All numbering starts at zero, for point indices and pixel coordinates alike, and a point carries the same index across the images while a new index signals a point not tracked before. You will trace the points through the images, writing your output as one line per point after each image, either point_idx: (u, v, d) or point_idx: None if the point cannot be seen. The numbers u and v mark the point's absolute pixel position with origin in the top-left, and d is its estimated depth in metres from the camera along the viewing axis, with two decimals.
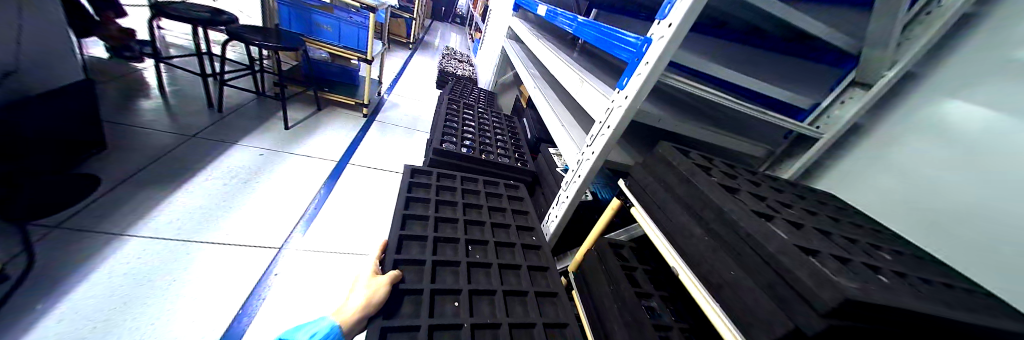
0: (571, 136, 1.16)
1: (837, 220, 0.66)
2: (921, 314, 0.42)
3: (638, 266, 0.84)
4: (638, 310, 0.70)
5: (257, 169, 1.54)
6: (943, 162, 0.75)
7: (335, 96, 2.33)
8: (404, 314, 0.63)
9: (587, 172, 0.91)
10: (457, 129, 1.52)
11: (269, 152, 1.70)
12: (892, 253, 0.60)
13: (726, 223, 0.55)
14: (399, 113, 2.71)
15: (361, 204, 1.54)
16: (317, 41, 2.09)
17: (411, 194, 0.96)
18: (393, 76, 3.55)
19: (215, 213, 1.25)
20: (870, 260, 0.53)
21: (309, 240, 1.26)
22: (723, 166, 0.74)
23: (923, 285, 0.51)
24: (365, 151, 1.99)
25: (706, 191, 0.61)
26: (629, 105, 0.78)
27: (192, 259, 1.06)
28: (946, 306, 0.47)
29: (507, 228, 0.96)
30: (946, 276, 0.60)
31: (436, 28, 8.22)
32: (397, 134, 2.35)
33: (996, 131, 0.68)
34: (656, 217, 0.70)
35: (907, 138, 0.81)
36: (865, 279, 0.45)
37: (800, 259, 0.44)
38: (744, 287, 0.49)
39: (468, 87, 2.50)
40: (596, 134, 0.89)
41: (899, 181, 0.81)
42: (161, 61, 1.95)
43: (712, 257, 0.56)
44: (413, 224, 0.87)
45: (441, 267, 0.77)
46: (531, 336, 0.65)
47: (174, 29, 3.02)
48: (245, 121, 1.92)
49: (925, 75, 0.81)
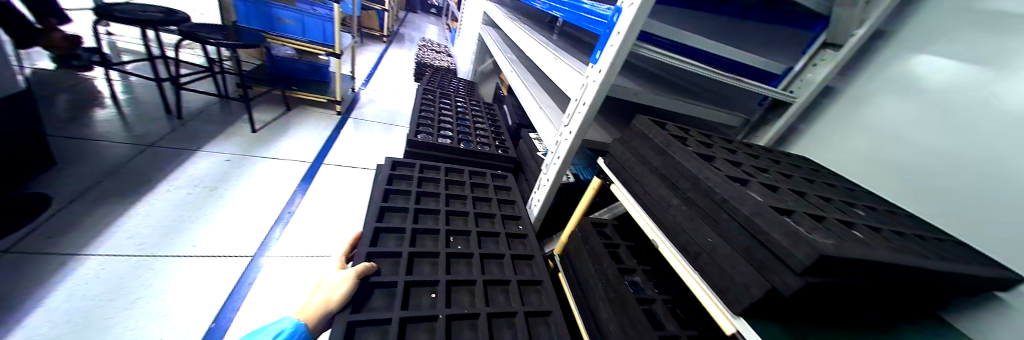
0: (550, 118, 1.13)
1: (812, 181, 0.66)
2: (894, 266, 0.42)
3: (621, 243, 0.83)
4: (622, 284, 0.68)
5: (225, 176, 1.46)
6: (912, 117, 0.75)
7: (305, 95, 2.22)
8: (375, 307, 0.60)
9: (566, 153, 0.88)
10: (434, 119, 1.47)
11: (237, 156, 1.61)
12: (865, 209, 0.60)
13: (703, 192, 0.54)
14: (375, 108, 2.62)
15: (338, 204, 1.48)
16: (279, 37, 2.01)
17: (391, 186, 0.92)
18: (367, 71, 3.43)
19: (180, 224, 1.17)
20: (844, 217, 0.52)
21: (283, 245, 1.20)
22: (698, 135, 0.72)
23: (897, 238, 0.51)
24: (342, 150, 1.92)
25: (682, 161, 0.59)
26: (602, 79, 0.75)
27: (157, 272, 1.00)
28: (919, 257, 0.48)
29: (492, 218, 0.93)
30: (918, 228, 0.60)
31: (411, 20, 7.97)
32: (375, 131, 2.28)
33: (965, 81, 0.68)
34: (634, 191, 0.69)
35: (878, 95, 0.81)
36: (841, 236, 0.44)
37: (775, 219, 0.43)
38: (721, 253, 0.49)
39: (446, 77, 2.43)
40: (573, 113, 0.86)
41: (870, 140, 0.82)
42: (112, 68, 1.78)
43: (690, 227, 0.55)
44: (392, 217, 0.83)
45: (420, 259, 0.73)
46: (512, 325, 0.64)
47: (126, 33, 2.81)
48: (209, 126, 1.81)
49: (894, 33, 0.81)
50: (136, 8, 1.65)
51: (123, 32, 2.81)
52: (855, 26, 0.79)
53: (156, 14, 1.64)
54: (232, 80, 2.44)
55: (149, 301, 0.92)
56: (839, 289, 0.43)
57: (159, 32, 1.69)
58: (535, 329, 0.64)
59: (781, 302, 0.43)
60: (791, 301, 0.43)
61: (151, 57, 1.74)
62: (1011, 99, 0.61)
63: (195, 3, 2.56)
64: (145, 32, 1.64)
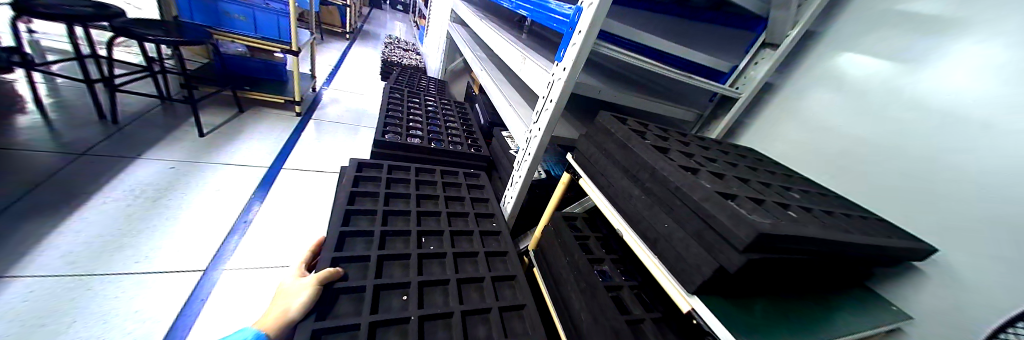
0: (519, 116, 1.14)
1: (756, 169, 0.72)
2: (822, 240, 0.47)
3: (590, 235, 0.87)
4: (591, 274, 0.71)
5: (170, 184, 1.33)
6: (838, 109, 0.85)
7: (260, 95, 2.08)
8: (344, 313, 0.58)
9: (535, 149, 0.90)
10: (402, 119, 1.43)
11: (183, 163, 1.48)
12: (800, 192, 0.67)
13: (659, 181, 0.57)
14: (338, 109, 2.50)
15: (302, 211, 1.41)
16: (226, 33, 1.86)
17: (357, 189, 0.89)
18: (329, 70, 3.27)
19: (118, 240, 1.06)
20: (782, 199, 0.58)
21: (240, 256, 1.12)
22: (656, 130, 0.77)
23: (826, 217, 0.58)
24: (303, 154, 1.82)
25: (641, 153, 0.62)
26: (567, 77, 0.77)
27: (93, 293, 0.90)
28: (844, 232, 0.54)
29: (465, 217, 0.93)
30: (845, 208, 0.68)
31: (376, 17, 7.68)
32: (341, 133, 2.18)
33: (879, 78, 0.79)
34: (599, 183, 0.72)
35: (811, 90, 0.91)
36: (777, 216, 0.49)
37: (721, 203, 0.47)
38: (677, 238, 0.52)
39: (415, 76, 2.37)
40: (540, 109, 0.88)
41: (805, 130, 0.91)
42: (36, 69, 1.57)
43: (649, 215, 0.58)
44: (359, 220, 0.81)
45: (390, 261, 0.72)
46: (487, 322, 0.64)
47: (45, 29, 2.48)
48: (149, 131, 1.64)
49: (822, 33, 0.91)
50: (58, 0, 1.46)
51: (40, 26, 2.48)
52: (789, 28, 0.87)
53: (84, 8, 1.47)
54: (175, 81, 2.23)
55: (86, 324, 0.83)
56: (779, 264, 0.48)
57: (89, 29, 1.51)
58: (510, 323, 0.65)
59: (729, 279, 0.47)
60: (737, 277, 0.47)
61: (78, 56, 1.55)
62: (914, 93, 0.72)
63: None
64: (72, 28, 1.46)
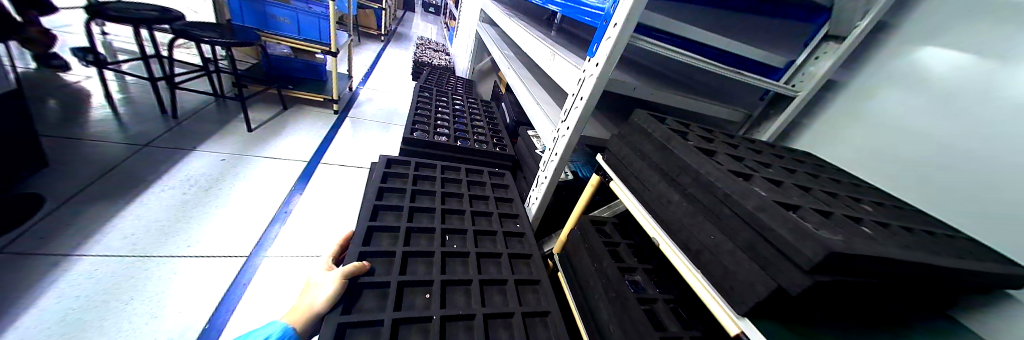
0: (547, 114, 1.11)
1: (817, 176, 0.64)
2: (906, 263, 0.40)
3: (620, 241, 0.81)
4: (622, 284, 0.66)
5: (219, 175, 1.44)
6: (917, 111, 0.73)
7: (300, 93, 2.20)
8: (367, 309, 0.58)
9: (564, 149, 0.86)
10: (430, 117, 1.45)
11: (232, 156, 1.59)
12: (872, 204, 0.58)
13: (704, 187, 0.52)
14: (372, 107, 2.60)
15: (334, 204, 1.46)
16: (274, 35, 1.98)
17: (385, 184, 0.90)
18: (364, 70, 3.40)
19: (174, 225, 1.15)
20: (852, 212, 0.50)
21: (278, 245, 1.18)
22: (700, 130, 0.70)
23: (906, 234, 0.49)
24: (337, 150, 1.89)
25: (682, 156, 0.57)
26: (600, 73, 0.73)
27: (150, 273, 0.98)
28: (931, 254, 0.46)
29: (489, 217, 0.91)
30: (927, 224, 0.58)
31: (409, 19, 7.94)
32: (373, 130, 2.26)
33: (971, 75, 0.66)
34: (633, 187, 0.67)
35: (881, 88, 0.80)
36: (849, 231, 0.42)
37: (781, 214, 0.41)
38: (725, 251, 0.47)
39: (444, 75, 2.41)
40: (570, 107, 0.84)
41: (875, 135, 0.80)
42: (107, 68, 1.75)
43: (692, 223, 0.53)
44: (386, 216, 0.82)
45: (414, 258, 0.72)
46: (509, 326, 0.62)
47: (121, 33, 2.78)
48: (204, 126, 1.79)
49: (896, 24, 0.79)
50: (129, 7, 1.62)
51: (118, 32, 2.78)
52: (859, 18, 0.77)
53: (150, 13, 1.61)
54: (227, 80, 2.42)
55: (142, 302, 0.90)
56: (849, 287, 0.41)
57: (154, 32, 1.66)
58: (533, 330, 0.63)
59: (786, 302, 0.41)
60: (798, 300, 0.41)
61: (145, 57, 1.71)
62: (1019, 93, 0.60)
63: (189, 1, 2.52)
64: (138, 31, 1.60)
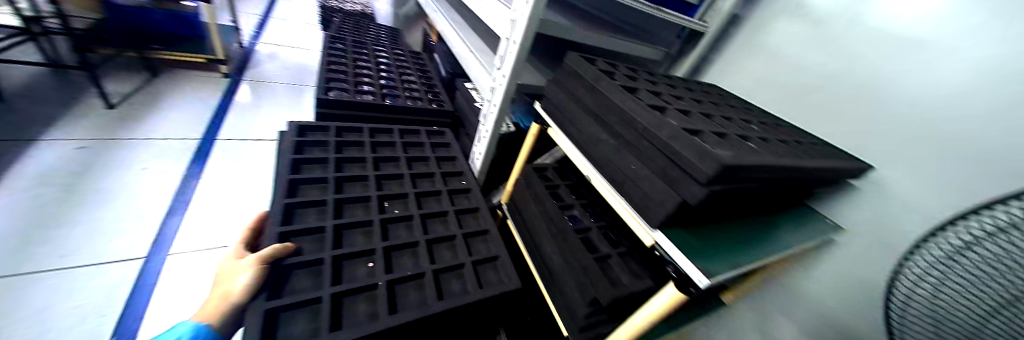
0: (482, 63, 1.05)
1: (720, 104, 0.71)
2: (776, 166, 0.47)
3: (561, 183, 0.86)
4: (562, 219, 0.71)
5: (86, 169, 1.16)
6: (800, 38, 0.83)
7: (175, 55, 1.80)
8: (300, 288, 0.55)
9: (501, 99, 0.84)
10: (350, 74, 1.29)
11: (96, 142, 1.28)
12: (762, 124, 0.67)
13: (627, 123, 0.55)
14: (279, 67, 2.23)
15: (256, 186, 1.30)
16: None
17: (300, 157, 0.80)
18: (260, 22, 2.83)
19: (35, 237, 0.93)
20: (744, 131, 0.57)
21: (193, 237, 1.04)
22: (625, 70, 0.73)
23: (781, 145, 0.58)
24: (245, 123, 1.63)
25: (608, 95, 0.59)
26: (529, 12, 0.69)
27: (17, 297, 0.80)
28: (796, 158, 0.55)
29: (432, 178, 0.88)
30: (798, 136, 0.70)
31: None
32: (285, 95, 1.96)
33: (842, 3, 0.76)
34: (568, 132, 0.68)
35: (776, 19, 0.88)
36: (739, 147, 0.48)
37: (685, 139, 0.45)
38: (643, 178, 0.52)
39: (363, 24, 2.11)
40: (503, 52, 0.79)
41: (768, 63, 0.90)
42: None
43: (616, 158, 0.57)
44: (308, 191, 0.74)
45: (349, 230, 0.68)
46: (459, 276, 0.64)
47: None
48: (44, 106, 1.39)
49: None
50: None
51: None
52: None
53: None
54: (66, 44, 1.86)
55: (16, 332, 0.75)
56: (734, 194, 0.49)
57: None
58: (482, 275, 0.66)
59: (689, 212, 0.47)
60: (698, 210, 0.48)
61: None
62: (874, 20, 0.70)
63: None
64: None
